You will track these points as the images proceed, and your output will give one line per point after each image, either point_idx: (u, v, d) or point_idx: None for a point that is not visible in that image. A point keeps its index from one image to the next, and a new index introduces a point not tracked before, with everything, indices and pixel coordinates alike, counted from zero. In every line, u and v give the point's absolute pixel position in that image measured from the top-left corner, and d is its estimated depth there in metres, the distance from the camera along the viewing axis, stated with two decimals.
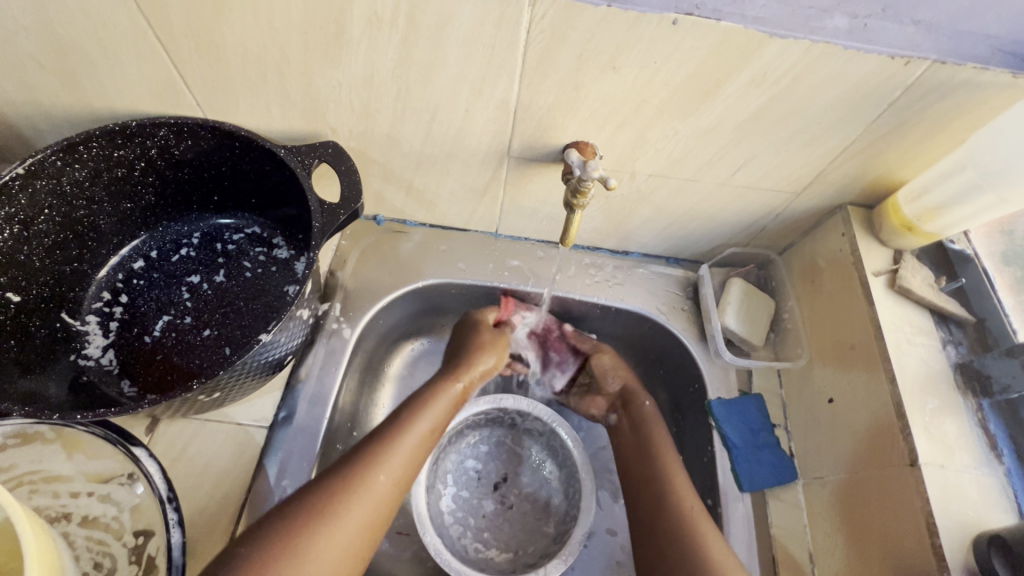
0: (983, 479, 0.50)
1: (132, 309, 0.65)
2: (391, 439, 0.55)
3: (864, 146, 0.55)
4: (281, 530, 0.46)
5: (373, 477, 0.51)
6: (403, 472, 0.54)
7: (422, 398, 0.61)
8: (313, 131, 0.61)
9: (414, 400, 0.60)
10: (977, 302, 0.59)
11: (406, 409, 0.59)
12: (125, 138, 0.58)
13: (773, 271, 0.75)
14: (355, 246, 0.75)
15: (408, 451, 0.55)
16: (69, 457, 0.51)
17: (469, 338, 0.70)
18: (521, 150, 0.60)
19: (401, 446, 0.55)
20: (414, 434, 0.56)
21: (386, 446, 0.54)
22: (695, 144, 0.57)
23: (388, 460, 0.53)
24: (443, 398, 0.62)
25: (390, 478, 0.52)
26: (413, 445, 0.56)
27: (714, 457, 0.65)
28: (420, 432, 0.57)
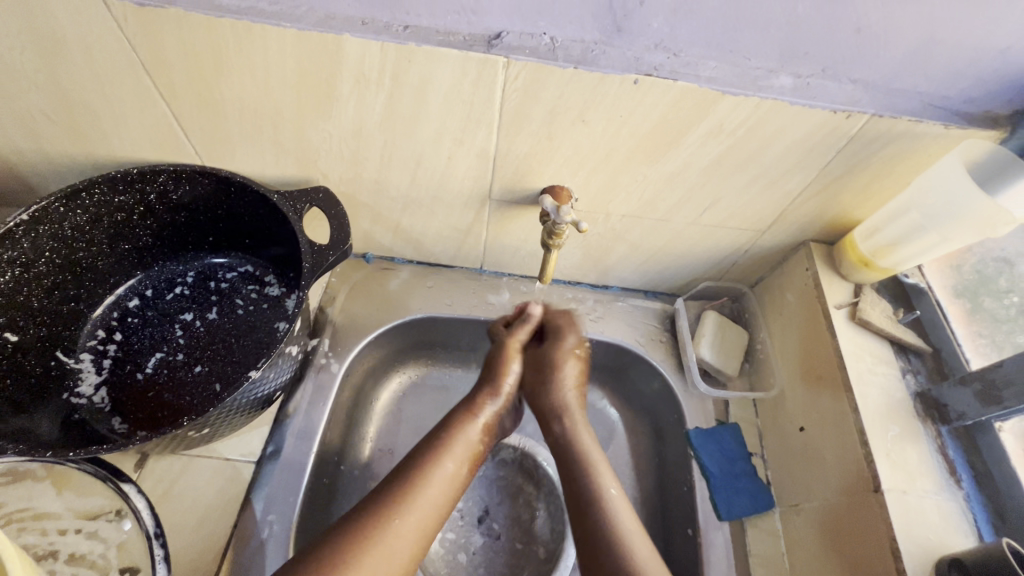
0: (945, 504, 0.52)
1: (126, 346, 0.66)
2: (426, 473, 0.57)
3: (819, 188, 0.59)
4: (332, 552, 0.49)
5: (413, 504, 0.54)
6: (438, 506, 0.56)
7: (454, 425, 0.63)
8: (305, 176, 0.65)
9: (447, 429, 0.62)
10: (933, 333, 0.62)
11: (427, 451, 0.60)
12: (126, 184, 0.61)
13: (746, 304, 0.79)
14: (344, 283, 0.77)
15: (444, 480, 0.57)
16: (59, 494, 0.52)
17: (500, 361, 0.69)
18: (501, 193, 0.64)
19: (437, 476, 0.57)
20: (439, 478, 0.57)
21: (424, 477, 0.57)
22: (664, 187, 0.61)
23: (426, 489, 0.56)
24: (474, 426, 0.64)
25: (431, 502, 0.55)
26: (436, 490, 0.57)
27: (693, 486, 0.67)
28: (446, 471, 0.58)
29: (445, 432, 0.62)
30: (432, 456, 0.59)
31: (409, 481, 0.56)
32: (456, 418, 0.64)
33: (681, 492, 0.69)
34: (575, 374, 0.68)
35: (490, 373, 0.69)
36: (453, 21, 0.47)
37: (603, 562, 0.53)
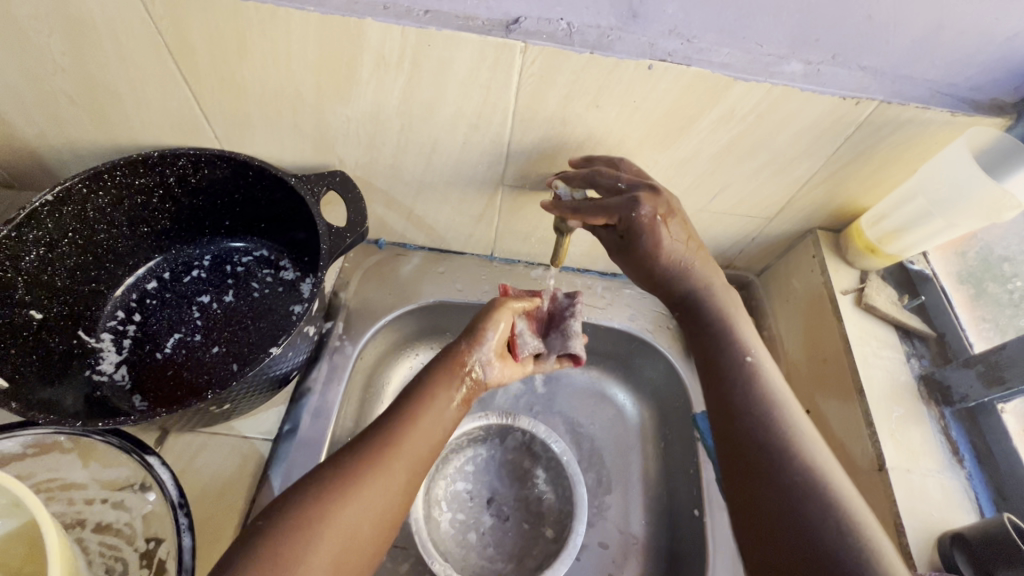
0: (947, 482, 0.53)
1: (145, 327, 0.68)
2: (410, 419, 0.53)
3: (827, 175, 0.60)
4: (316, 492, 0.46)
5: (399, 446, 0.51)
6: (422, 452, 0.52)
7: (442, 367, 0.59)
8: (322, 161, 0.66)
9: (435, 372, 0.58)
10: (937, 318, 0.63)
11: (418, 393, 0.56)
12: (146, 167, 0.62)
13: (752, 291, 0.80)
14: (357, 268, 0.79)
15: (433, 425, 0.54)
16: (86, 465, 0.54)
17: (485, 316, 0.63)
18: (515, 179, 0.65)
19: (423, 423, 0.54)
20: (432, 418, 0.55)
21: (409, 424, 0.53)
22: (674, 173, 0.62)
23: (410, 433, 0.52)
24: (461, 371, 0.59)
25: (416, 445, 0.52)
26: (430, 430, 0.54)
27: (700, 469, 0.68)
28: (440, 413, 0.55)
29: (432, 373, 0.58)
30: (417, 402, 0.55)
31: (396, 425, 0.52)
32: (443, 372, 0.58)
33: (688, 475, 0.71)
34: (679, 238, 0.57)
35: (475, 322, 0.63)
36: (473, 6, 0.48)
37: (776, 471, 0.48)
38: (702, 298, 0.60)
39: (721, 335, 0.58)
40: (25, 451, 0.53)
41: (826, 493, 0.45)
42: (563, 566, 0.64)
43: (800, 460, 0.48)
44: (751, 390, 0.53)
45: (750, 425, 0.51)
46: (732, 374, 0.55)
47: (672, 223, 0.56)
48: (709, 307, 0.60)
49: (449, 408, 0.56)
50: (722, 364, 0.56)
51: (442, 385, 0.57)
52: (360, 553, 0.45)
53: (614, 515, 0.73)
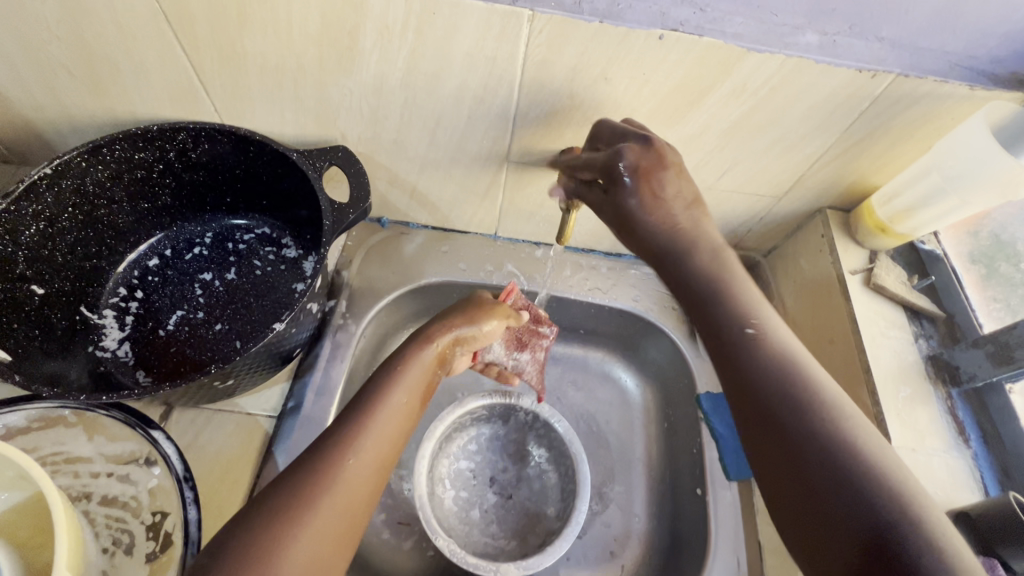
0: (953, 461, 0.53)
1: (147, 304, 0.68)
2: (358, 429, 0.49)
3: (839, 153, 0.59)
4: (268, 515, 0.42)
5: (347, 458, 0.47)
6: (375, 459, 0.48)
7: (394, 367, 0.56)
8: (324, 136, 0.65)
9: (382, 378, 0.55)
10: (947, 299, 0.62)
11: (371, 389, 0.53)
12: (146, 141, 0.61)
13: (759, 272, 0.79)
14: (360, 247, 0.78)
15: (390, 418, 0.51)
16: (90, 439, 0.54)
17: (456, 312, 0.64)
18: (520, 155, 0.64)
19: (378, 419, 0.51)
20: (389, 411, 0.52)
21: (357, 433, 0.49)
22: (683, 149, 0.61)
23: (359, 445, 0.48)
24: (416, 364, 0.57)
25: (366, 453, 0.48)
26: (389, 424, 0.51)
27: (703, 449, 0.69)
28: (397, 406, 0.53)
29: (381, 376, 0.55)
30: (362, 411, 0.51)
31: (343, 438, 0.48)
32: (405, 353, 0.58)
33: (691, 454, 0.71)
34: (675, 196, 0.53)
35: (447, 317, 0.63)
36: None
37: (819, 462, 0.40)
38: (682, 268, 0.53)
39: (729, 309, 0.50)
40: (31, 425, 0.53)
41: (880, 481, 0.38)
42: (565, 544, 0.64)
43: (839, 445, 0.41)
44: (770, 373, 0.45)
45: (773, 401, 0.44)
46: (744, 354, 0.47)
47: (671, 177, 0.52)
48: (702, 275, 0.53)
49: (396, 411, 0.52)
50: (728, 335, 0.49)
51: (388, 389, 0.53)
52: (328, 560, 0.42)
53: (616, 494, 0.74)
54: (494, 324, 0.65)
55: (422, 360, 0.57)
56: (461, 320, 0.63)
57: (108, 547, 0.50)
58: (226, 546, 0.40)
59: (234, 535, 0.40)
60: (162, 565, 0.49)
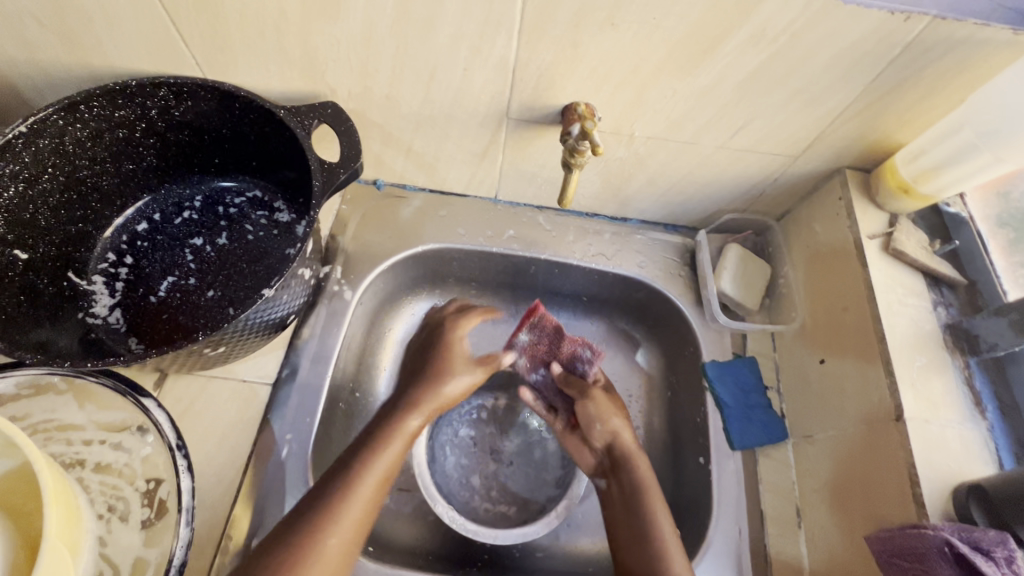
0: (967, 433, 0.51)
1: (138, 269, 0.66)
2: (335, 510, 0.51)
3: (863, 107, 0.55)
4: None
5: (323, 543, 0.49)
6: (355, 532, 0.52)
7: (372, 445, 0.58)
8: (313, 91, 0.61)
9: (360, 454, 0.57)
10: (970, 264, 0.60)
11: (356, 457, 0.56)
12: (125, 97, 0.58)
13: (771, 237, 0.76)
14: (355, 211, 0.75)
15: (370, 495, 0.54)
16: (81, 407, 0.53)
17: (438, 372, 0.67)
18: (520, 111, 0.60)
19: (358, 495, 0.53)
20: (367, 484, 0.54)
21: (335, 516, 0.51)
22: (694, 105, 0.57)
23: (339, 521, 0.51)
24: (394, 441, 0.59)
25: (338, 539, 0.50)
26: (366, 497, 0.54)
27: (707, 418, 0.68)
28: (376, 482, 0.55)
29: (360, 449, 0.57)
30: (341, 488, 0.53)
31: (321, 520, 0.50)
32: (382, 424, 0.60)
33: (695, 423, 0.70)
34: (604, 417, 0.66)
35: (428, 377, 0.66)
36: None
37: (631, 512, 0.59)
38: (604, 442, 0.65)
39: (635, 509, 0.59)
40: (21, 391, 0.53)
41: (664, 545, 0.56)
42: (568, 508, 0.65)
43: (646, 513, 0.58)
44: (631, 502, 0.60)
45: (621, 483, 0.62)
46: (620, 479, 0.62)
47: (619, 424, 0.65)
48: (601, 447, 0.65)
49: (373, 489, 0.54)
50: (627, 470, 0.62)
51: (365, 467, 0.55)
52: None
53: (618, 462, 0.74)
54: (455, 380, 0.67)
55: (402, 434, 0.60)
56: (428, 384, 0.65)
57: (104, 513, 0.50)
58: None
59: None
60: (159, 531, 0.50)
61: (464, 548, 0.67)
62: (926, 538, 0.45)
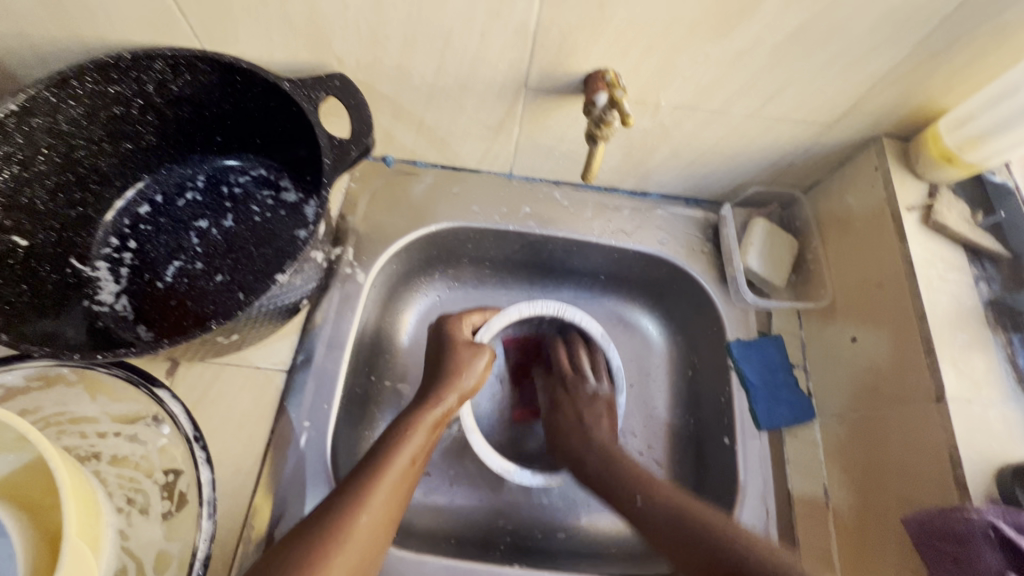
0: (1010, 413, 0.50)
1: (142, 255, 0.63)
2: (364, 491, 0.48)
3: (909, 70, 0.52)
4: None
5: (353, 521, 0.46)
6: (386, 512, 0.49)
7: (398, 428, 0.55)
8: (318, 62, 0.57)
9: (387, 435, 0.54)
10: (1013, 237, 0.57)
11: (384, 439, 0.54)
12: (120, 72, 0.54)
13: (798, 210, 0.73)
14: (365, 188, 0.72)
15: (398, 476, 0.51)
16: (93, 398, 0.52)
17: (453, 354, 0.62)
18: (539, 81, 0.57)
19: (388, 474, 0.50)
20: (397, 467, 0.51)
21: (366, 492, 0.48)
22: (727, 70, 0.53)
23: (371, 497, 0.48)
24: (421, 425, 0.56)
25: (367, 518, 0.47)
26: (394, 480, 0.51)
27: (732, 397, 0.66)
28: (405, 462, 0.52)
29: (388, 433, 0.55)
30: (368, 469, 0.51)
31: (353, 497, 0.48)
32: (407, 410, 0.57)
33: (719, 403, 0.68)
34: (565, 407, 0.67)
35: (447, 359, 0.62)
36: None
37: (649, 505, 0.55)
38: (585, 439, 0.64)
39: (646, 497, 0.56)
40: (29, 384, 0.51)
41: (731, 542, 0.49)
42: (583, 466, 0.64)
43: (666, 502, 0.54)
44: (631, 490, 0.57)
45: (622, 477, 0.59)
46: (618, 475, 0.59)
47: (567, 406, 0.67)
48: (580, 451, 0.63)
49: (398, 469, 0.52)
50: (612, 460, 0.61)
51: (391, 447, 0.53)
52: None
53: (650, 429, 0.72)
54: (473, 377, 0.61)
55: (425, 420, 0.56)
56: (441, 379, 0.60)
57: (123, 507, 0.49)
58: None
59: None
60: (179, 525, 0.49)
61: (486, 531, 0.66)
62: (969, 522, 0.43)
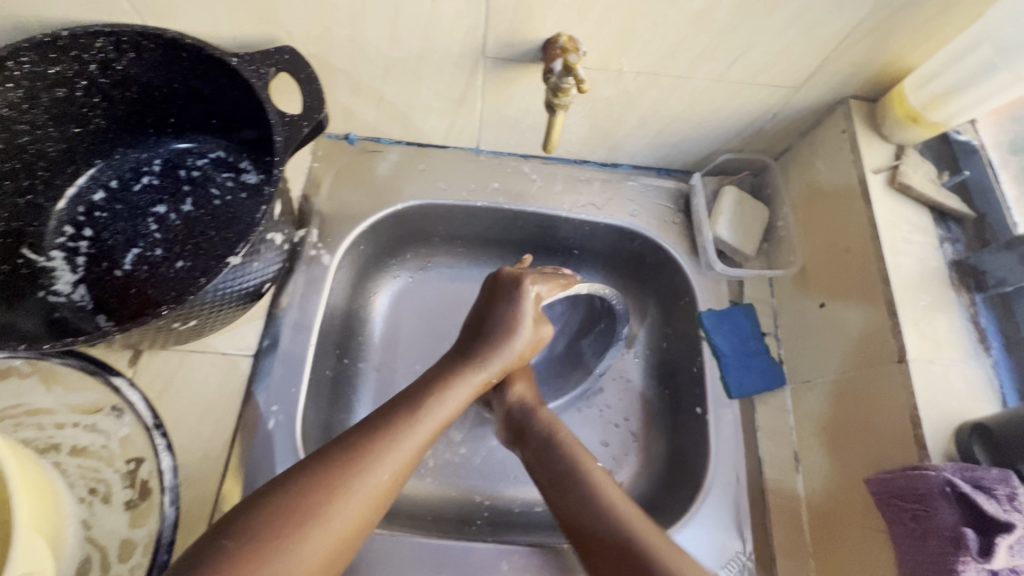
0: (971, 371, 0.50)
1: (99, 242, 0.61)
2: (388, 442, 0.47)
3: (872, 27, 0.50)
4: (272, 525, 0.41)
5: (375, 474, 0.45)
6: (411, 459, 0.48)
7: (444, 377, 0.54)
8: (268, 35, 0.55)
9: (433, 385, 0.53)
10: (978, 196, 0.57)
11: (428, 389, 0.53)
12: (58, 51, 0.52)
13: (769, 177, 0.72)
14: (328, 168, 0.70)
15: (434, 423, 0.51)
16: (49, 389, 0.52)
17: (505, 311, 0.59)
18: (497, 49, 0.55)
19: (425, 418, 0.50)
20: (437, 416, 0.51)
21: (390, 441, 0.47)
22: (688, 32, 0.52)
23: (396, 448, 0.47)
24: (466, 382, 0.55)
25: (389, 474, 0.46)
26: (432, 428, 0.50)
27: (703, 367, 0.66)
28: (445, 413, 0.52)
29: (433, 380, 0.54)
30: (402, 419, 0.49)
31: (378, 443, 0.47)
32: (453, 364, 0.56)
33: (691, 373, 0.68)
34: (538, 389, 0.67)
35: (499, 314, 0.59)
36: None
37: (568, 494, 0.54)
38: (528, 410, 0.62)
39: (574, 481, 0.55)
40: None
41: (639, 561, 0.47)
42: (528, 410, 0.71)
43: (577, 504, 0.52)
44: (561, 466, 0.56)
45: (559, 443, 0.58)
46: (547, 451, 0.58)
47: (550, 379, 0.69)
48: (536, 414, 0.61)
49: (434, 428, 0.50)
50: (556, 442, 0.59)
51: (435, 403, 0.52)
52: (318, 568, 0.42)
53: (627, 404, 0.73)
54: (524, 340, 0.59)
55: (470, 382, 0.55)
56: (502, 338, 0.58)
57: (85, 496, 0.48)
58: (244, 519, 0.41)
59: (242, 519, 0.41)
60: (144, 512, 0.49)
61: (464, 507, 0.67)
62: (928, 479, 0.44)
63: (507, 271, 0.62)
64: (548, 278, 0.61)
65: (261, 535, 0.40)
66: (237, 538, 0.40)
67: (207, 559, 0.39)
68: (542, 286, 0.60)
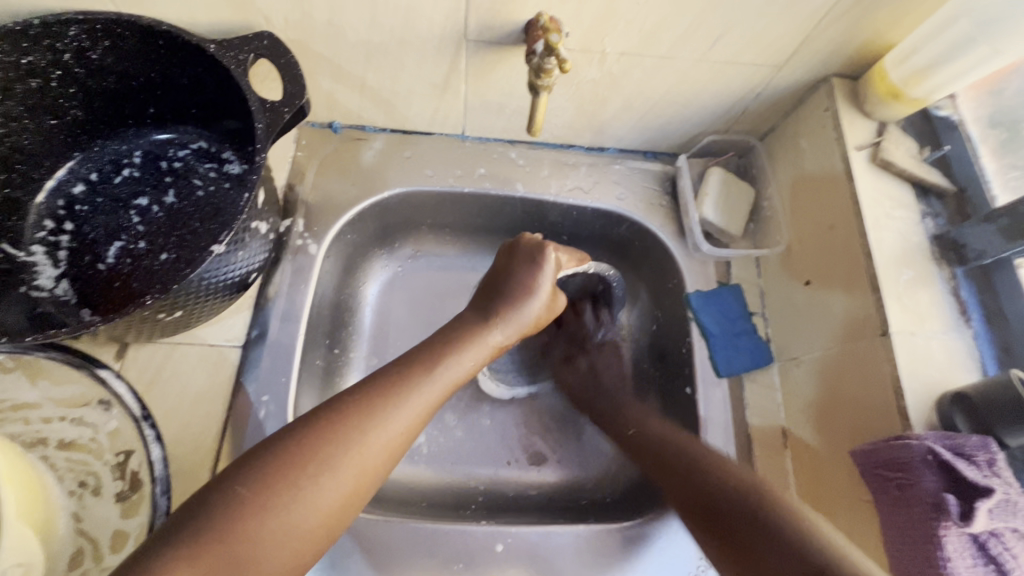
0: (952, 343, 0.51)
1: (81, 236, 0.61)
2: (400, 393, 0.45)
3: (852, 3, 0.50)
4: (279, 467, 0.39)
5: (388, 424, 0.43)
6: (425, 413, 0.46)
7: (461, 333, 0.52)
8: (245, 21, 0.54)
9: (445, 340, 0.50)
10: (958, 171, 0.57)
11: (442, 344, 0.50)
12: (30, 40, 0.51)
13: (754, 158, 0.73)
14: (312, 157, 0.69)
15: (449, 378, 0.48)
16: (34, 384, 0.51)
17: (523, 271, 0.56)
18: (478, 31, 0.54)
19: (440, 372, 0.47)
20: (450, 374, 0.48)
21: (402, 393, 0.45)
22: (670, 11, 0.51)
23: (409, 399, 0.45)
24: (481, 343, 0.51)
25: (405, 427, 0.44)
26: (445, 384, 0.47)
27: (692, 348, 0.67)
28: (459, 370, 0.49)
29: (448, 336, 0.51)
30: (414, 372, 0.47)
31: (390, 392, 0.44)
32: (466, 322, 0.53)
33: (680, 354, 0.69)
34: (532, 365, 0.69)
35: (518, 274, 0.55)
36: None
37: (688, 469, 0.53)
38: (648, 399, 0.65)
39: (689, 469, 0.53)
40: None
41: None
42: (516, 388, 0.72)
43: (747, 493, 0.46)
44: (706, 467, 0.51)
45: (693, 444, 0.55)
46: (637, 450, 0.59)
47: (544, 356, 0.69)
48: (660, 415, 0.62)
49: (451, 384, 0.48)
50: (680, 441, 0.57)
51: (451, 359, 0.49)
52: (325, 521, 0.39)
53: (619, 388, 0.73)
54: (543, 302, 0.55)
55: (484, 343, 0.51)
56: (518, 299, 0.54)
57: (75, 490, 0.48)
58: (253, 460, 0.39)
59: (251, 461, 0.39)
60: (135, 504, 0.48)
61: (458, 492, 0.67)
62: (911, 448, 0.45)
63: (529, 238, 0.58)
64: (568, 250, 0.61)
65: (271, 477, 0.39)
66: (251, 485, 0.38)
67: (216, 504, 0.37)
68: (562, 255, 0.59)
